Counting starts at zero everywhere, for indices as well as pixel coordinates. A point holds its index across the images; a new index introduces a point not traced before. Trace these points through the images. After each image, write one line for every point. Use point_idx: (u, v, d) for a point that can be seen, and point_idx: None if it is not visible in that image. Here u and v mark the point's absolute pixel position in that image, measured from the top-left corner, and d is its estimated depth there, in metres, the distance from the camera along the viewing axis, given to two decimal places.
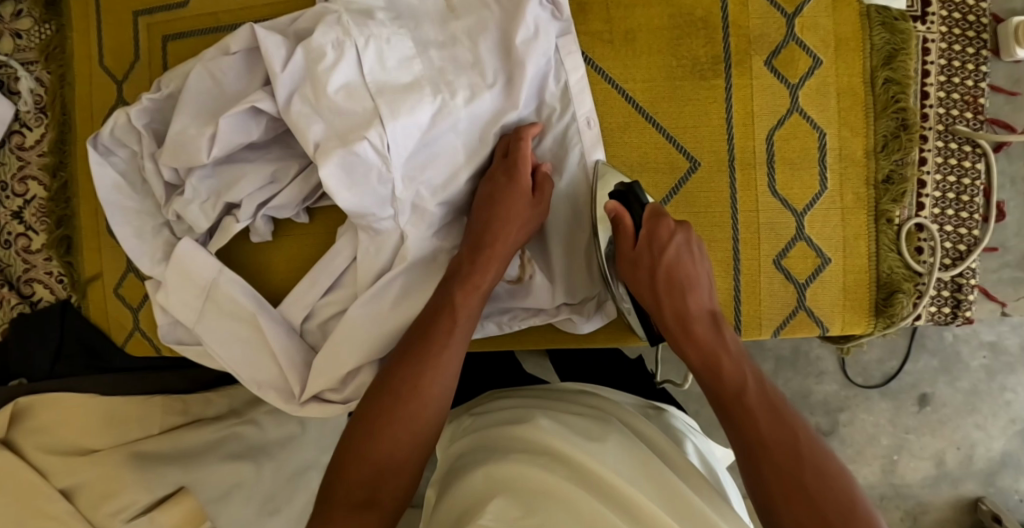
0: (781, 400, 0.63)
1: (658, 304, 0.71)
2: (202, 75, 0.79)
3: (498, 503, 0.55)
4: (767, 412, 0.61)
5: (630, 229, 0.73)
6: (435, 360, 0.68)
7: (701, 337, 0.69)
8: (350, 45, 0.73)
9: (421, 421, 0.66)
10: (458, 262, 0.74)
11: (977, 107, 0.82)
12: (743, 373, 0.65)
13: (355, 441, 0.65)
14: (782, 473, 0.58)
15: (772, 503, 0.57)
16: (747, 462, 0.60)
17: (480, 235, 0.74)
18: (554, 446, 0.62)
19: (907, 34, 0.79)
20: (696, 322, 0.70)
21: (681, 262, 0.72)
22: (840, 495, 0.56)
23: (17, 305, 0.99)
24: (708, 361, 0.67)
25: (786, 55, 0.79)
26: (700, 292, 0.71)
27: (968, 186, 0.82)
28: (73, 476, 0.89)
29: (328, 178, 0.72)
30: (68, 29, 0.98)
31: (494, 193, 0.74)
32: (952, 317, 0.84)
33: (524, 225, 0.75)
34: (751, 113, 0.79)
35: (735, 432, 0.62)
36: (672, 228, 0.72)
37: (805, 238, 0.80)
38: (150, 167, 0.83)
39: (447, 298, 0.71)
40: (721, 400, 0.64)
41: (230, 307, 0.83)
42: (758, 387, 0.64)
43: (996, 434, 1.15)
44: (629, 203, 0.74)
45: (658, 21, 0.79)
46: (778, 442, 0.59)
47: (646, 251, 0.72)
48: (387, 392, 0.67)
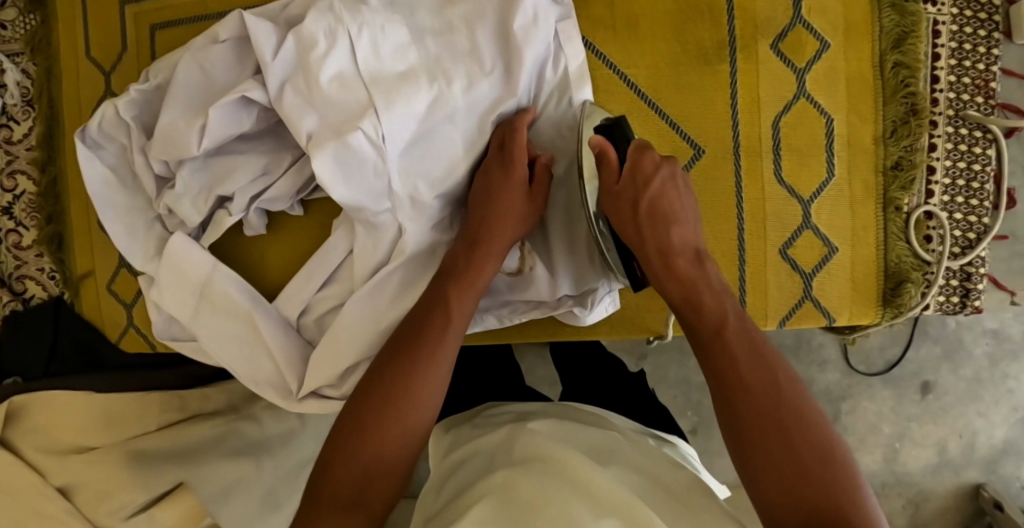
0: (761, 338, 0.61)
1: (641, 240, 0.68)
2: (190, 66, 0.77)
3: (483, 507, 0.54)
4: (746, 350, 0.59)
5: (615, 163, 0.69)
6: (428, 362, 0.66)
7: (682, 271, 0.66)
8: (342, 33, 0.71)
9: (411, 423, 0.64)
10: (455, 259, 0.72)
11: (988, 91, 0.79)
12: (723, 308, 0.63)
13: (342, 439, 0.63)
14: (761, 423, 0.56)
15: (745, 441, 0.56)
16: (724, 407, 0.58)
17: (477, 230, 0.72)
18: (547, 452, 0.60)
19: (917, 17, 0.76)
20: (679, 257, 0.67)
21: (665, 195, 0.68)
22: (818, 438, 0.54)
23: (8, 303, 0.97)
24: (690, 297, 0.65)
25: (793, 39, 0.77)
26: (684, 225, 0.68)
27: (979, 172, 0.79)
28: (71, 474, 0.89)
29: (322, 171, 0.70)
30: (54, 20, 0.96)
31: (489, 187, 0.72)
32: (961, 307, 0.82)
33: (521, 226, 0.73)
34: (756, 99, 0.77)
35: (715, 381, 0.59)
36: (657, 161, 0.69)
37: (812, 227, 0.78)
38: (140, 161, 0.81)
39: (441, 296, 0.70)
40: (701, 336, 0.62)
41: (225, 304, 0.81)
42: (738, 320, 0.62)
43: (998, 422, 1.14)
44: (613, 134, 0.71)
45: (661, 5, 0.77)
46: (762, 392, 0.57)
47: (630, 184, 0.68)
48: (376, 392, 0.65)
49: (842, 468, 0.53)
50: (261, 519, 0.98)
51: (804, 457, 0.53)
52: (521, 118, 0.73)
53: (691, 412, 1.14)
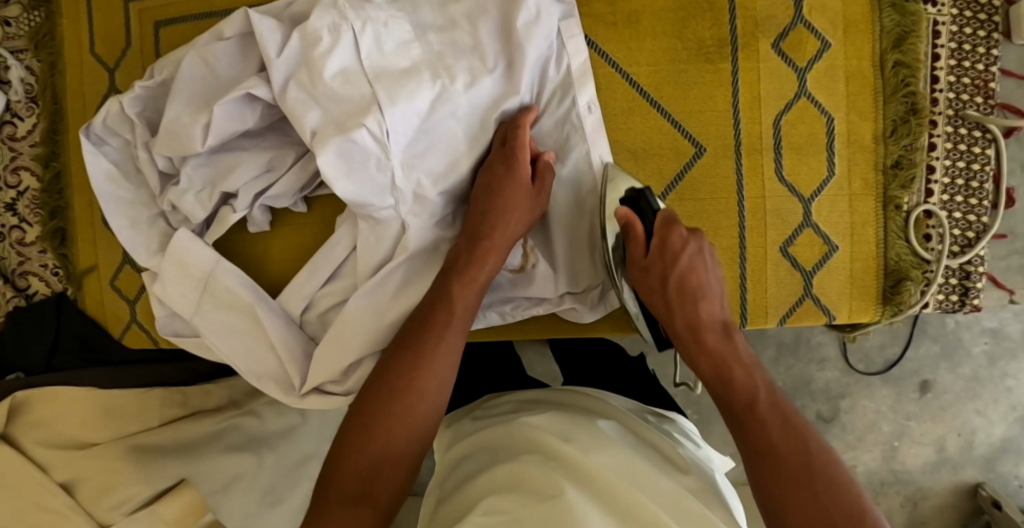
0: (793, 411, 0.63)
1: (669, 316, 0.71)
2: (194, 63, 0.77)
3: (490, 501, 0.54)
4: (778, 420, 0.62)
5: (642, 238, 0.72)
6: (433, 354, 0.67)
7: (711, 346, 0.69)
8: (346, 29, 0.71)
9: (418, 415, 0.65)
10: (459, 250, 0.72)
11: (988, 91, 0.80)
12: (755, 385, 0.66)
13: (350, 435, 0.64)
14: (789, 485, 0.58)
15: (777, 508, 0.58)
16: (756, 476, 0.61)
17: (478, 226, 0.72)
18: (549, 447, 0.61)
19: (918, 16, 0.76)
20: (708, 332, 0.70)
21: (695, 272, 0.71)
22: (848, 499, 0.57)
23: (11, 299, 0.98)
24: (720, 370, 0.67)
25: (794, 38, 0.77)
26: (712, 301, 0.71)
27: (978, 171, 0.80)
28: (72, 469, 0.89)
29: (326, 167, 0.70)
30: (57, 16, 0.96)
31: (492, 183, 0.73)
32: (960, 305, 0.82)
33: (525, 217, 0.74)
34: (757, 97, 0.77)
35: (746, 448, 0.62)
36: (685, 236, 0.72)
37: (812, 225, 0.78)
38: (144, 156, 0.81)
39: (444, 289, 0.70)
40: (732, 409, 0.65)
41: (227, 298, 0.81)
42: (769, 395, 0.65)
43: (997, 420, 1.15)
44: (640, 209, 0.74)
45: (663, 3, 0.77)
46: (791, 459, 0.60)
47: (658, 260, 0.71)
48: (381, 386, 0.66)
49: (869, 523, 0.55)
50: (261, 514, 0.99)
51: (832, 516, 0.56)
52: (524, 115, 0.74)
53: (691, 410, 1.14)
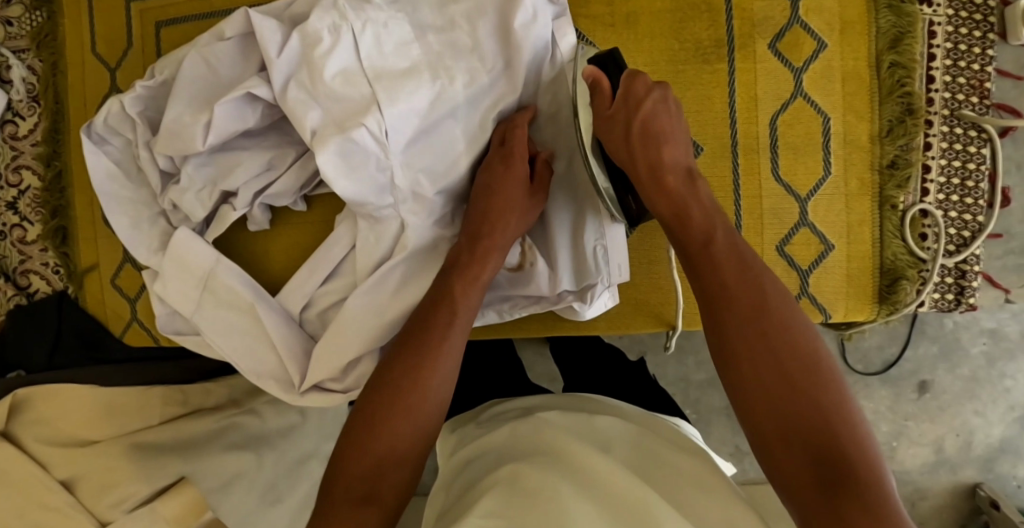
0: (749, 253, 0.61)
1: (631, 156, 0.68)
2: (195, 62, 0.77)
3: (491, 502, 0.54)
4: (734, 262, 0.60)
5: (609, 92, 0.70)
6: (435, 353, 0.66)
7: (671, 187, 0.66)
8: (346, 29, 0.72)
9: (422, 413, 0.63)
10: (464, 252, 0.72)
11: (983, 91, 0.80)
12: (713, 226, 0.63)
13: (355, 435, 0.62)
14: (749, 335, 0.56)
15: (732, 358, 0.56)
16: (712, 323, 0.59)
17: (478, 227, 0.73)
18: (561, 450, 0.61)
19: (914, 17, 0.77)
20: (669, 173, 0.67)
21: (657, 116, 0.69)
22: (806, 351, 0.55)
23: (12, 297, 0.99)
24: (678, 211, 0.65)
25: (791, 39, 0.77)
26: (676, 145, 0.69)
27: (973, 171, 0.80)
28: (74, 467, 0.90)
29: (326, 166, 0.71)
30: (59, 15, 0.96)
31: (491, 183, 0.73)
32: (955, 304, 0.83)
33: (521, 215, 0.74)
34: (753, 97, 0.78)
35: (704, 293, 0.60)
36: (649, 84, 0.70)
37: (808, 224, 0.79)
38: (145, 155, 0.82)
39: (446, 289, 0.70)
40: (688, 250, 0.63)
41: (228, 297, 0.82)
42: (727, 237, 0.62)
43: (995, 421, 1.15)
44: (607, 67, 0.72)
45: (661, 4, 0.78)
46: (744, 300, 0.58)
47: (622, 106, 0.69)
48: (385, 387, 0.64)
49: (825, 375, 0.54)
50: (261, 514, 0.98)
51: (788, 366, 0.54)
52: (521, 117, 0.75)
53: (690, 410, 1.15)
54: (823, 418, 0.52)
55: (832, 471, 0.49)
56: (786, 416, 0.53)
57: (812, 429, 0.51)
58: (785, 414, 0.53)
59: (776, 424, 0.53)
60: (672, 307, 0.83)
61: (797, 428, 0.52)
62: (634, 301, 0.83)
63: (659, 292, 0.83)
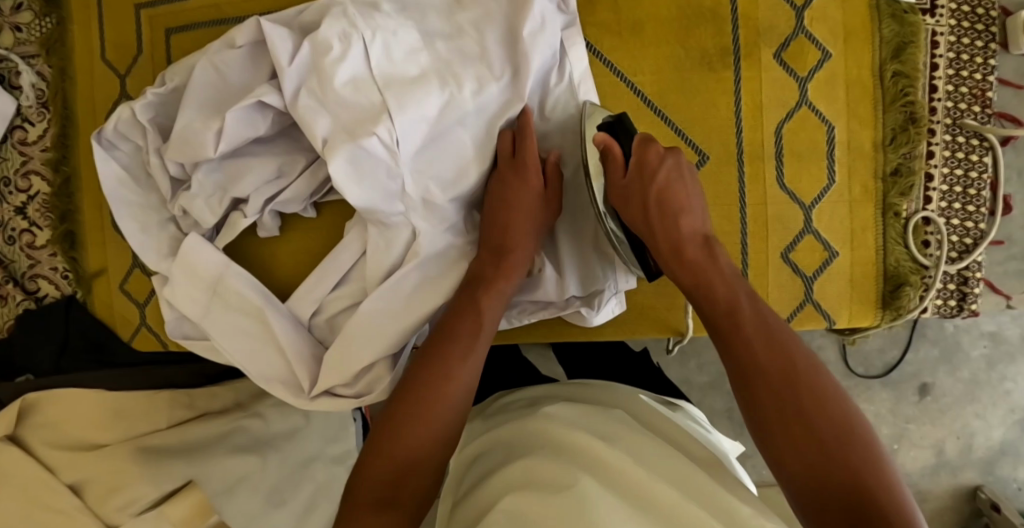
0: (775, 321, 0.62)
1: (651, 230, 0.70)
2: (206, 69, 0.78)
3: (511, 499, 0.55)
4: (760, 334, 0.61)
5: (621, 158, 0.72)
6: (455, 364, 0.67)
7: (693, 260, 0.67)
8: (356, 37, 0.73)
9: (442, 420, 0.64)
10: (486, 267, 0.73)
11: (985, 100, 0.81)
12: (735, 290, 0.64)
13: (377, 440, 0.63)
14: (776, 402, 0.57)
15: (764, 426, 0.57)
16: (744, 396, 0.59)
17: (500, 239, 0.74)
18: (576, 444, 0.61)
19: (916, 27, 0.78)
20: (689, 246, 0.68)
21: (672, 185, 0.71)
22: (838, 418, 0.55)
23: (22, 302, 1.00)
24: (702, 281, 0.66)
25: (795, 48, 0.78)
26: (693, 215, 0.70)
27: (975, 179, 0.81)
28: (80, 470, 0.90)
29: (337, 174, 0.72)
30: (69, 22, 0.97)
31: (507, 193, 0.75)
32: (958, 310, 0.84)
33: (537, 226, 0.75)
34: (759, 105, 0.79)
35: (730, 359, 0.61)
36: (661, 152, 0.71)
37: (813, 231, 0.80)
38: (155, 161, 0.82)
39: (471, 300, 0.71)
40: (714, 322, 0.64)
41: (237, 302, 0.83)
42: (751, 305, 0.63)
43: (995, 423, 1.16)
44: (616, 133, 0.74)
45: (667, 12, 0.79)
46: (772, 366, 0.59)
47: (636, 178, 0.71)
48: (407, 397, 0.65)
49: (859, 440, 0.54)
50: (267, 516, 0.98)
51: (822, 436, 0.55)
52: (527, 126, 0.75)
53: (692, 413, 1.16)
54: (865, 486, 0.52)
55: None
56: (819, 480, 0.53)
57: (856, 500, 0.51)
58: (827, 484, 0.53)
59: (820, 496, 0.53)
60: (676, 312, 0.84)
61: (826, 489, 0.53)
62: (639, 307, 0.84)
63: (665, 297, 0.84)
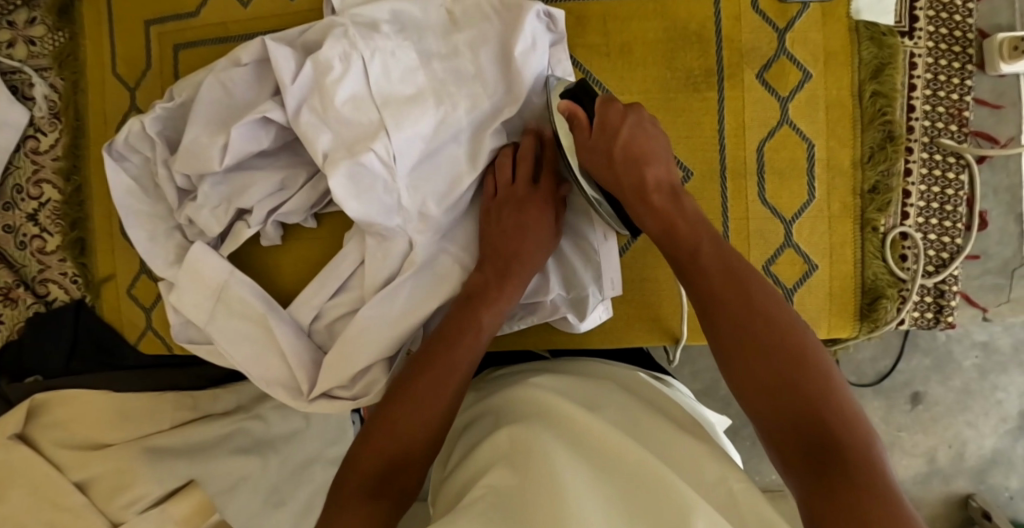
0: (736, 259, 0.65)
1: (616, 179, 0.72)
2: (212, 85, 0.82)
3: (495, 473, 0.58)
4: (720, 268, 0.64)
5: (586, 122, 0.74)
6: (447, 372, 0.69)
7: (658, 205, 0.70)
8: (356, 57, 0.77)
9: (431, 422, 0.66)
10: (489, 281, 0.75)
11: (961, 120, 0.84)
12: (700, 236, 0.67)
13: (370, 437, 0.65)
14: (735, 331, 0.60)
15: (726, 354, 0.60)
16: (708, 327, 0.62)
17: (506, 260, 0.76)
18: (557, 414, 0.65)
19: (894, 49, 0.81)
20: (654, 192, 0.71)
21: (636, 138, 0.72)
22: (793, 343, 0.58)
23: (31, 305, 1.03)
24: (663, 223, 0.69)
25: (777, 69, 0.82)
26: (658, 164, 0.72)
27: (952, 196, 0.84)
28: (87, 469, 0.94)
29: (336, 188, 0.75)
30: (81, 36, 1.01)
31: (522, 222, 0.77)
32: (934, 322, 0.86)
33: (545, 250, 0.78)
34: (742, 125, 0.82)
35: (695, 298, 0.64)
36: (622, 110, 0.73)
37: (793, 245, 0.83)
38: (163, 173, 0.86)
39: (472, 317, 0.73)
40: (679, 263, 0.67)
41: (241, 308, 0.86)
42: (713, 246, 0.66)
43: (987, 433, 1.18)
44: (580, 99, 0.76)
45: (653, 34, 0.82)
46: (732, 300, 0.61)
47: (601, 136, 0.72)
48: (401, 402, 0.66)
49: (815, 366, 0.56)
50: (267, 514, 1.03)
51: (778, 363, 0.57)
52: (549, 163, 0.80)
53: None
54: (818, 411, 0.54)
55: (831, 458, 0.52)
56: (778, 408, 0.56)
57: (808, 423, 0.54)
58: (784, 409, 0.55)
59: (780, 425, 0.55)
60: (666, 321, 0.87)
61: (786, 416, 0.55)
62: (628, 316, 0.87)
63: (653, 306, 0.87)
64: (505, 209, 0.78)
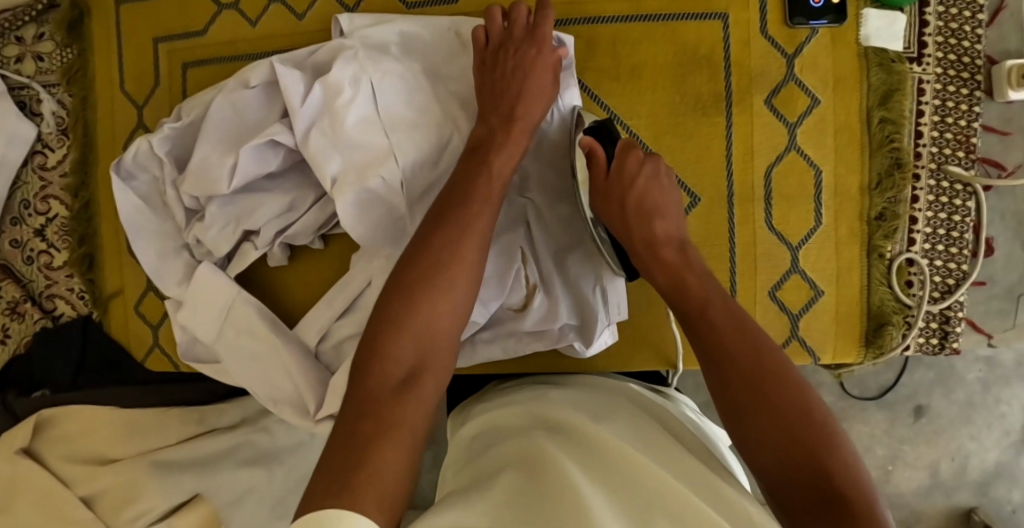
0: (743, 313, 0.65)
1: (627, 231, 0.73)
2: (222, 106, 0.82)
3: (509, 477, 0.58)
4: (730, 325, 0.63)
5: (603, 161, 0.75)
6: (454, 257, 0.66)
7: (666, 257, 0.71)
8: (366, 82, 0.78)
9: (438, 321, 0.64)
10: (484, 159, 0.71)
11: (969, 146, 0.84)
12: (708, 290, 0.67)
13: (376, 341, 0.62)
14: (745, 386, 0.60)
15: (735, 412, 0.59)
16: (713, 379, 0.62)
17: (505, 101, 0.74)
18: (576, 427, 0.66)
19: (902, 76, 0.82)
20: (663, 246, 0.72)
21: (650, 191, 0.74)
22: (800, 401, 0.58)
23: (38, 320, 1.03)
24: (674, 278, 0.70)
25: (785, 94, 0.82)
26: (669, 219, 0.74)
27: (958, 222, 0.84)
28: (93, 484, 0.95)
29: (344, 214, 0.76)
30: (90, 53, 1.01)
31: (522, 65, 0.74)
32: (940, 348, 0.86)
33: (547, 105, 0.75)
34: (750, 149, 0.82)
35: (703, 352, 0.64)
36: (640, 158, 0.74)
37: (799, 271, 0.83)
38: (172, 193, 0.86)
39: (477, 175, 0.70)
40: (686, 315, 0.67)
41: (249, 327, 0.86)
42: (722, 300, 0.66)
43: (990, 446, 1.14)
44: (601, 136, 0.78)
45: (662, 59, 0.82)
46: (741, 357, 0.61)
47: (616, 183, 0.74)
48: (406, 296, 0.64)
49: (823, 430, 0.56)
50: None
51: (790, 423, 0.57)
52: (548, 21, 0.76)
53: None
54: (825, 470, 0.54)
55: (838, 516, 0.51)
56: (789, 469, 0.55)
57: (816, 482, 0.54)
58: (792, 465, 0.56)
59: (792, 487, 0.55)
60: (672, 343, 0.87)
61: (797, 478, 0.55)
62: (632, 341, 0.87)
63: (657, 328, 0.87)
64: (501, 58, 0.75)
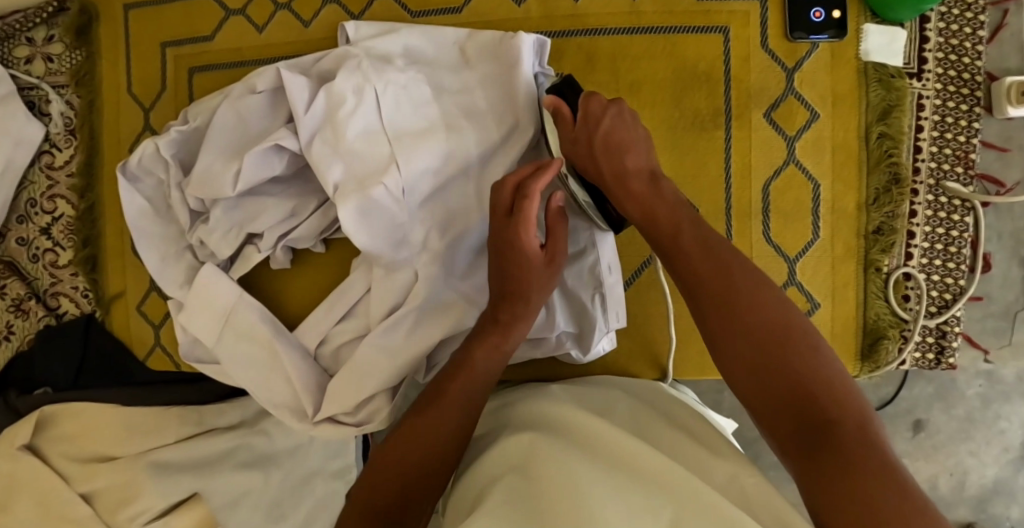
0: (714, 236, 0.66)
1: (597, 166, 0.73)
2: (228, 113, 0.83)
3: (503, 487, 0.58)
4: (698, 246, 0.65)
5: (569, 116, 0.75)
6: (440, 412, 0.70)
7: (638, 191, 0.70)
8: (369, 91, 0.79)
9: (423, 466, 0.67)
10: (470, 355, 0.73)
11: (967, 162, 0.85)
12: (678, 214, 0.68)
13: (368, 483, 0.67)
14: (716, 307, 0.62)
15: (714, 337, 0.62)
16: (693, 308, 0.64)
17: (497, 308, 0.74)
18: (569, 421, 0.66)
19: (901, 91, 0.83)
20: (633, 178, 0.71)
21: (618, 129, 0.73)
22: (775, 316, 0.60)
23: (42, 317, 1.04)
24: (647, 211, 0.69)
25: (785, 109, 0.83)
26: (638, 153, 0.72)
27: (956, 237, 0.85)
28: (92, 482, 0.94)
29: (347, 221, 0.77)
30: (98, 57, 1.02)
31: (504, 266, 0.73)
32: (936, 363, 0.87)
33: (544, 293, 0.75)
34: (748, 164, 0.83)
35: (677, 276, 0.66)
36: (604, 102, 0.74)
37: (796, 283, 0.84)
38: (176, 195, 0.87)
39: (466, 359, 0.73)
40: (661, 247, 0.68)
41: (250, 332, 0.87)
42: (692, 226, 0.67)
43: (989, 462, 1.06)
44: (563, 94, 0.77)
45: (662, 74, 0.83)
46: (710, 276, 0.63)
47: (583, 128, 0.74)
48: (397, 443, 0.69)
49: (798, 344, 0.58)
50: None
51: (766, 336, 0.59)
52: (534, 182, 0.70)
53: None
54: (806, 385, 0.56)
55: (820, 428, 0.53)
56: (768, 384, 0.58)
57: (799, 399, 0.56)
58: (770, 383, 0.57)
59: (776, 406, 0.57)
60: (668, 355, 0.87)
61: (777, 393, 0.57)
62: (630, 351, 0.88)
63: (654, 339, 0.88)
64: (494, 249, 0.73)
